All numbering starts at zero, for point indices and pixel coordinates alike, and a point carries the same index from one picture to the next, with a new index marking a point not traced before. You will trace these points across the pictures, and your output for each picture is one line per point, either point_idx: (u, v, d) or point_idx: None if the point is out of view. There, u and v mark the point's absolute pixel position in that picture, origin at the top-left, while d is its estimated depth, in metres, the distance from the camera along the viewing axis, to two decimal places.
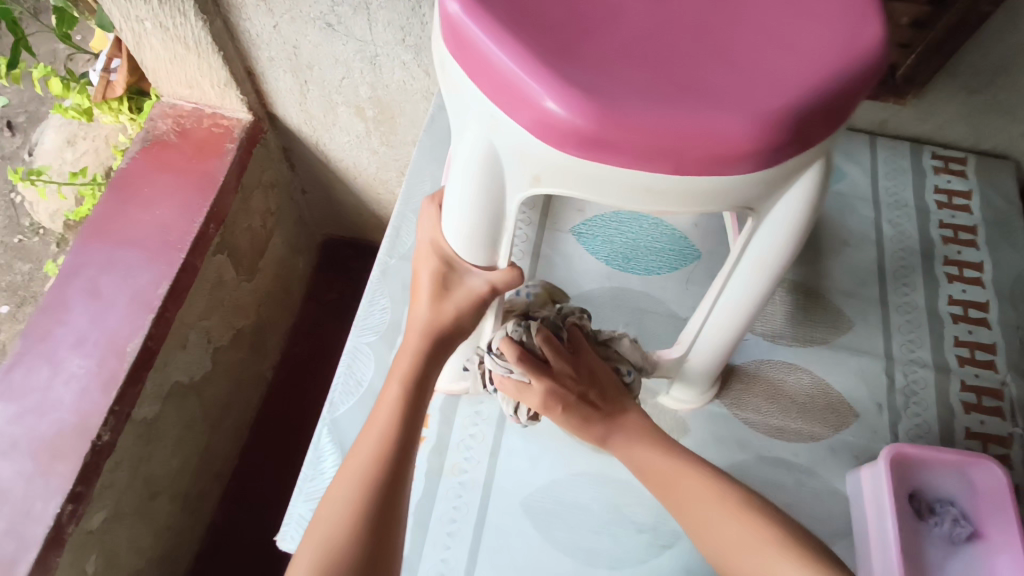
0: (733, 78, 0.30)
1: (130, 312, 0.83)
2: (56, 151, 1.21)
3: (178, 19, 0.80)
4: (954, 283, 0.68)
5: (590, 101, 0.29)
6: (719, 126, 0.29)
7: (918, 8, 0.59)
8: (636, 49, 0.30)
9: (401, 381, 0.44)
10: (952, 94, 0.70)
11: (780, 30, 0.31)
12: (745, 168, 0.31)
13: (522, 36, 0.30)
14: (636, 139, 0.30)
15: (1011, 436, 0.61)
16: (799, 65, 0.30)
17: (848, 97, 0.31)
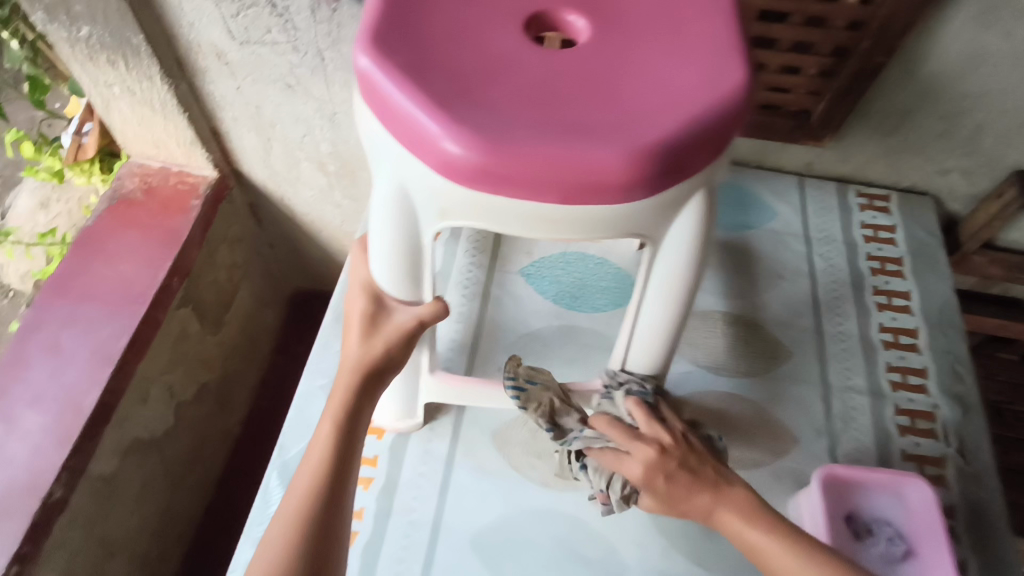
0: (611, 117, 0.33)
1: (90, 366, 0.83)
2: (28, 213, 1.23)
3: (144, 83, 0.84)
4: (884, 311, 0.72)
5: (482, 141, 0.32)
6: (603, 158, 0.32)
7: (821, 59, 0.65)
8: (525, 94, 0.34)
9: (331, 420, 0.45)
10: (869, 136, 0.75)
11: (659, 74, 0.35)
12: (630, 195, 0.34)
13: (425, 86, 0.33)
14: (527, 173, 0.33)
15: (945, 457, 0.64)
16: (672, 104, 0.34)
17: (722, 129, 0.34)
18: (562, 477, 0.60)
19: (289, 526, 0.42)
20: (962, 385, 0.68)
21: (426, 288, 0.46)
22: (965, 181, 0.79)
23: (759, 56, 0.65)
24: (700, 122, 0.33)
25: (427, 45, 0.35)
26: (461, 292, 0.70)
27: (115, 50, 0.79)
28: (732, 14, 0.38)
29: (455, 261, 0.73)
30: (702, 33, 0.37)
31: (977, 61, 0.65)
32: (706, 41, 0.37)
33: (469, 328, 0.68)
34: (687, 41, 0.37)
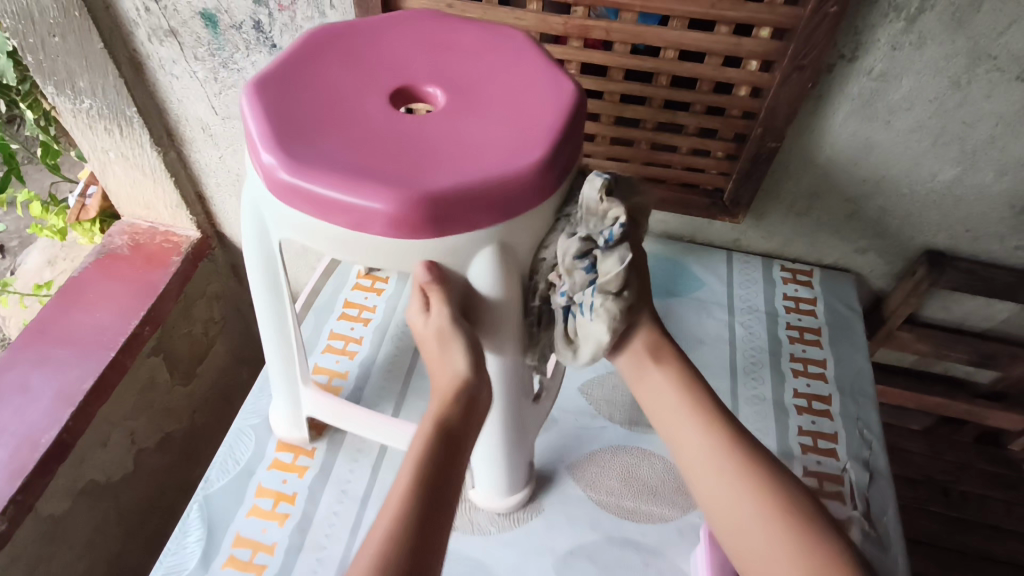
0: (437, 170, 0.42)
1: (53, 406, 0.88)
2: (32, 268, 1.32)
3: (137, 150, 0.94)
4: (798, 377, 0.76)
5: (329, 186, 0.41)
6: (386, 203, 0.41)
7: (725, 144, 0.73)
8: (375, 151, 0.43)
9: (412, 459, 0.43)
10: (783, 215, 0.82)
11: (468, 144, 0.43)
12: (451, 230, 0.43)
13: (276, 128, 0.43)
14: (327, 201, 0.42)
15: (850, 519, 0.65)
16: (490, 161, 0.42)
17: (502, 198, 0.42)
18: (470, 522, 0.63)
19: (397, 519, 0.39)
20: (871, 451, 0.70)
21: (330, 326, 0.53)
22: (882, 260, 0.85)
23: (668, 139, 0.74)
24: (476, 188, 0.41)
25: (307, 112, 0.44)
26: (397, 345, 0.75)
27: (112, 120, 0.90)
28: (564, 92, 0.47)
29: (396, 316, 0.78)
30: (534, 105, 0.46)
31: (866, 149, 0.72)
32: (536, 112, 0.45)
33: (401, 379, 0.73)
34: (520, 112, 0.45)
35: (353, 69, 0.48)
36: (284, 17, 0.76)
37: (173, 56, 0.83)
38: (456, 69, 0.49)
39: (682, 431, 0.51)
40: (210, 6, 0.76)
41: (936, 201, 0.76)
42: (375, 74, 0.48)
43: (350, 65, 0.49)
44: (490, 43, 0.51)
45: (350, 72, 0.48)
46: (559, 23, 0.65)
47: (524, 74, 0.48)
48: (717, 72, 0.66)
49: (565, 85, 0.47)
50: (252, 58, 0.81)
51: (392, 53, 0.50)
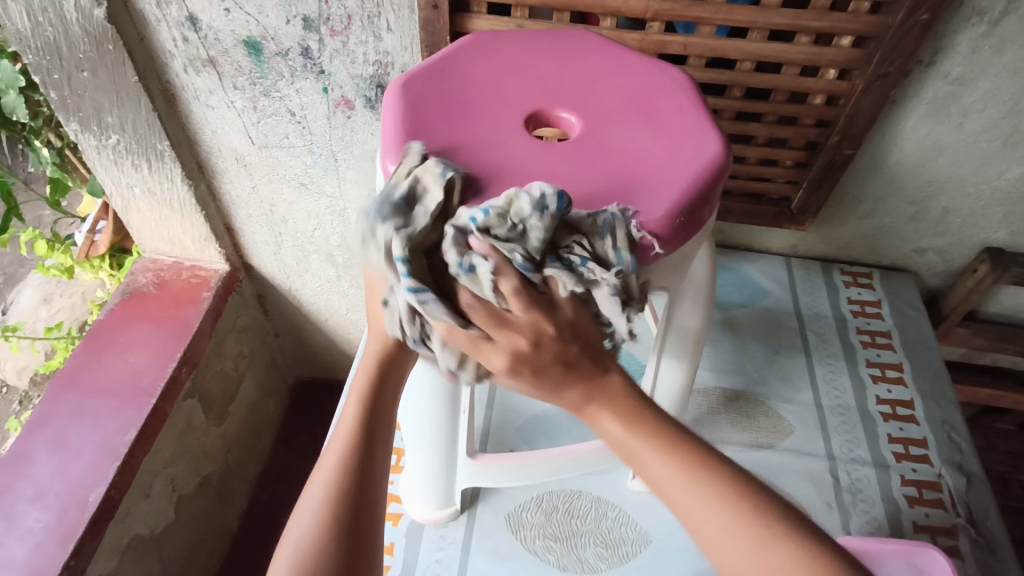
0: (513, 204, 0.38)
1: (96, 461, 0.83)
2: (30, 308, 1.25)
3: (166, 184, 0.90)
4: (879, 384, 0.75)
5: (412, 174, 0.39)
6: (476, 228, 0.37)
7: (796, 153, 0.72)
8: (476, 166, 0.40)
9: (357, 395, 0.45)
10: (845, 219, 0.81)
11: (584, 187, 0.40)
12: (499, 270, 0.38)
13: (408, 122, 0.42)
14: (420, 207, 0.39)
15: (956, 527, 0.64)
16: (568, 214, 0.38)
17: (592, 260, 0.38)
18: (579, 560, 0.60)
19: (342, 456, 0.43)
20: (963, 455, 0.69)
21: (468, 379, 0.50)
22: (940, 258, 0.85)
23: (738, 151, 0.73)
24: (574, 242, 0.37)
25: (438, 105, 0.43)
26: None
27: (140, 155, 0.86)
28: (696, 176, 0.40)
29: None
30: (655, 176, 0.40)
31: (935, 152, 0.72)
32: (652, 186, 0.39)
33: (483, 413, 0.70)
34: (635, 179, 0.40)
35: (501, 83, 0.45)
36: (335, 42, 0.73)
37: (210, 86, 0.80)
38: (595, 98, 0.45)
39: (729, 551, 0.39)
40: (255, 34, 0.74)
41: (1001, 199, 0.76)
42: (521, 90, 0.45)
43: (503, 72, 0.46)
44: (658, 83, 0.46)
45: (495, 87, 0.45)
46: (634, 39, 0.63)
47: (673, 137, 0.42)
48: (796, 81, 0.65)
49: (702, 172, 0.40)
50: (296, 85, 0.78)
51: (549, 69, 0.47)
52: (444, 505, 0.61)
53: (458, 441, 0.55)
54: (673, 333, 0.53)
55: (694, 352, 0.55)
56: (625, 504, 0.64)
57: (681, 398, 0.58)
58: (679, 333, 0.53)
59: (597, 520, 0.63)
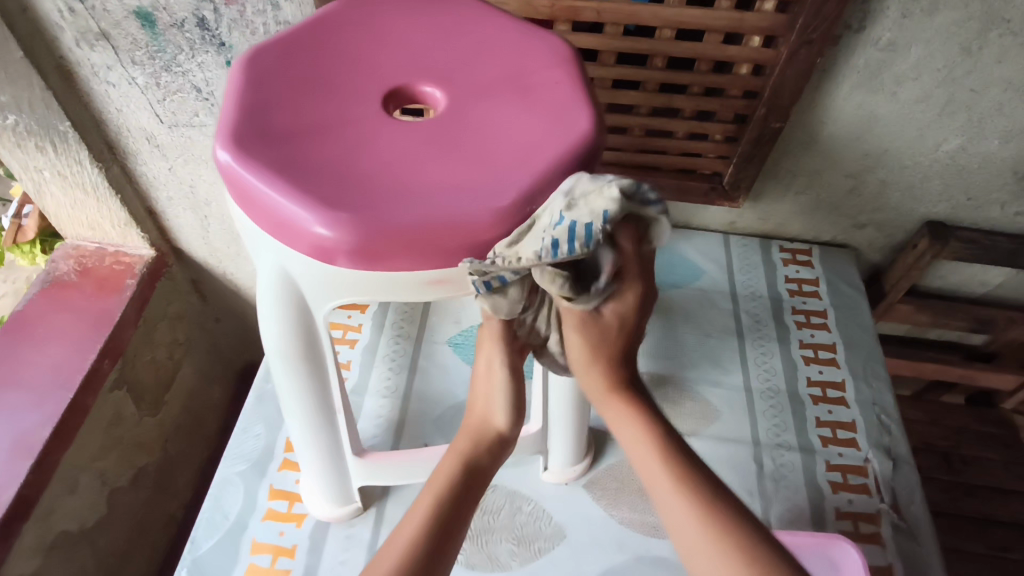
0: (345, 187, 0.33)
1: (9, 459, 0.79)
2: None
3: (75, 167, 0.85)
4: (810, 365, 0.73)
5: (236, 156, 0.34)
6: (299, 212, 0.32)
7: (725, 126, 0.69)
8: (310, 142, 0.35)
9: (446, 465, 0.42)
10: (782, 193, 0.79)
11: (433, 161, 0.34)
12: (336, 264, 0.33)
13: (242, 96, 0.37)
14: (243, 192, 0.34)
15: (880, 512, 0.62)
16: (408, 196, 0.32)
17: (435, 246, 0.32)
18: (489, 558, 0.58)
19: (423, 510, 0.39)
20: (891, 437, 0.68)
21: (333, 392, 0.44)
22: (881, 234, 0.82)
23: (665, 124, 0.69)
24: (410, 227, 0.32)
25: (283, 76, 0.38)
26: (387, 370, 0.69)
27: (43, 136, 0.80)
28: (563, 149, 0.35)
29: (383, 334, 0.72)
30: (515, 150, 0.35)
31: (870, 123, 0.69)
32: (512, 161, 0.34)
33: (397, 404, 0.67)
34: (495, 154, 0.34)
35: (360, 51, 0.40)
36: (231, 11, 0.70)
37: (108, 61, 0.75)
38: (465, 69, 0.40)
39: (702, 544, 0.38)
40: (145, 4, 0.69)
41: (939, 171, 0.73)
42: (381, 59, 0.40)
43: (368, 41, 0.41)
44: (537, 51, 0.41)
45: (352, 56, 0.40)
46: (545, 6, 0.59)
47: (546, 107, 0.37)
48: (718, 50, 0.61)
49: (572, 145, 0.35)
50: (198, 59, 0.75)
51: (420, 35, 0.42)
52: (341, 503, 0.58)
53: (342, 447, 0.51)
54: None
55: None
56: (540, 498, 0.62)
57: (577, 397, 0.55)
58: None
59: (511, 514, 0.61)
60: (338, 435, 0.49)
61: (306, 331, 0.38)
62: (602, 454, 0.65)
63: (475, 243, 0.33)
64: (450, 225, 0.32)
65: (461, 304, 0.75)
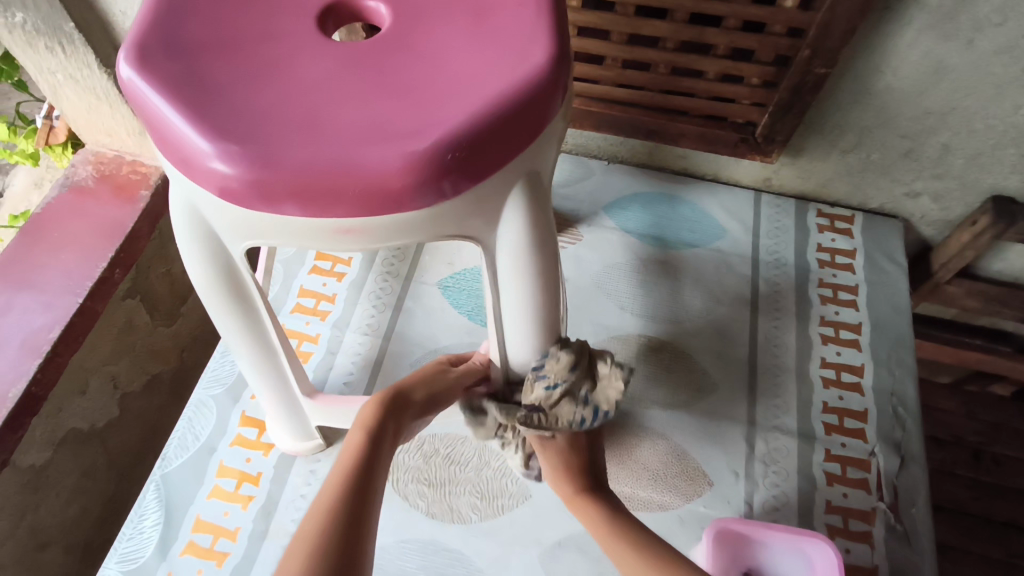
0: (249, 120, 0.30)
1: (18, 357, 0.82)
2: (21, 192, 1.15)
3: (85, 72, 0.84)
4: (828, 345, 0.66)
5: (140, 73, 0.31)
6: (194, 141, 0.30)
7: (762, 68, 0.60)
8: (222, 63, 0.32)
9: (362, 426, 0.46)
10: (825, 151, 0.70)
11: (352, 95, 0.31)
12: (237, 203, 0.31)
13: (159, 5, 0.34)
14: (143, 112, 0.31)
15: (874, 511, 0.58)
16: (315, 136, 0.29)
17: (339, 192, 0.29)
18: (449, 509, 0.57)
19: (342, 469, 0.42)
20: (904, 432, 0.62)
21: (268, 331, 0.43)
22: (937, 205, 0.72)
23: (692, 63, 0.61)
24: (311, 168, 0.29)
25: None
26: (371, 307, 0.67)
27: (51, 37, 0.79)
28: (499, 95, 0.31)
29: (372, 270, 0.69)
30: (444, 89, 0.31)
31: (937, 76, 0.59)
32: (437, 103, 0.31)
33: (377, 342, 0.65)
34: (423, 95, 0.31)
35: None
36: None
37: None
38: None
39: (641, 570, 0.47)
40: None
41: (1016, 138, 0.62)
42: None
43: None
44: None
45: None
46: None
47: (493, 45, 0.33)
48: None
49: (511, 91, 0.31)
50: None
51: None
52: (298, 437, 0.57)
53: (288, 383, 0.49)
54: (509, 314, 0.42)
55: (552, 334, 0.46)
56: None
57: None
58: (516, 313, 0.42)
59: (478, 468, 0.59)
60: (284, 373, 0.48)
61: (226, 267, 0.37)
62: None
63: (386, 192, 0.30)
64: (356, 169, 0.29)
65: (456, 247, 0.71)
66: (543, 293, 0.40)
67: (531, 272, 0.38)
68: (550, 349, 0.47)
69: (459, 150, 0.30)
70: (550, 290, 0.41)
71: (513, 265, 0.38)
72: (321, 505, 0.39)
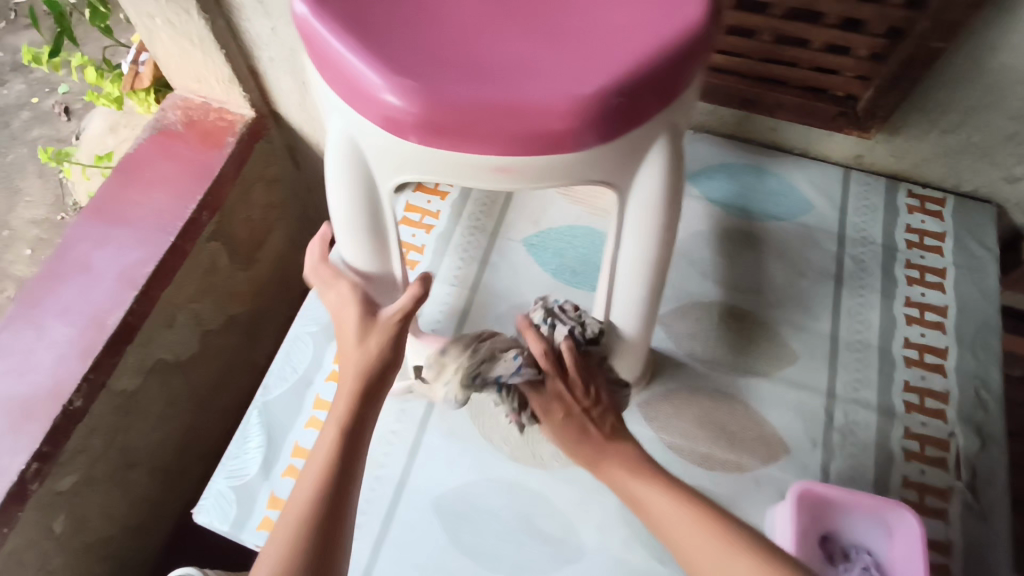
0: (420, 57, 0.32)
1: (116, 288, 0.86)
2: (98, 136, 1.17)
3: (183, 17, 0.84)
4: (912, 325, 0.66)
5: (316, 10, 0.33)
6: (369, 74, 0.32)
7: (874, 41, 0.58)
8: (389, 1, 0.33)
9: (343, 398, 0.47)
10: (925, 130, 0.68)
11: (517, 36, 0.32)
12: (403, 136, 0.33)
13: None
14: (317, 46, 0.33)
15: (951, 489, 0.58)
16: (484, 75, 0.31)
17: (504, 130, 0.31)
18: (531, 455, 0.60)
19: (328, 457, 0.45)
20: (986, 415, 0.62)
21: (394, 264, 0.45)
22: None
23: (800, 31, 0.59)
24: (480, 106, 0.31)
25: None
26: (459, 260, 0.69)
27: None
28: (661, 44, 0.32)
29: (459, 224, 0.71)
30: (604, 34, 0.32)
31: None
32: (598, 48, 0.32)
33: (464, 292, 0.68)
34: (583, 39, 0.32)
35: None
36: None
37: None
38: None
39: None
40: None
41: None
42: None
43: None
44: None
45: None
46: None
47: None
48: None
49: (672, 41, 0.32)
50: None
51: None
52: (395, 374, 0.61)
53: None
54: (626, 260, 0.44)
55: (656, 291, 0.48)
56: None
57: (637, 324, 0.51)
58: (635, 264, 0.44)
59: None
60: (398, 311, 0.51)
61: (372, 200, 0.39)
62: (661, 377, 0.64)
63: (546, 133, 0.31)
64: (521, 108, 0.31)
65: (543, 206, 0.72)
66: (662, 245, 0.42)
67: (658, 221, 0.40)
68: (652, 303, 0.49)
69: (619, 97, 0.31)
70: (667, 241, 0.42)
71: (643, 216, 0.40)
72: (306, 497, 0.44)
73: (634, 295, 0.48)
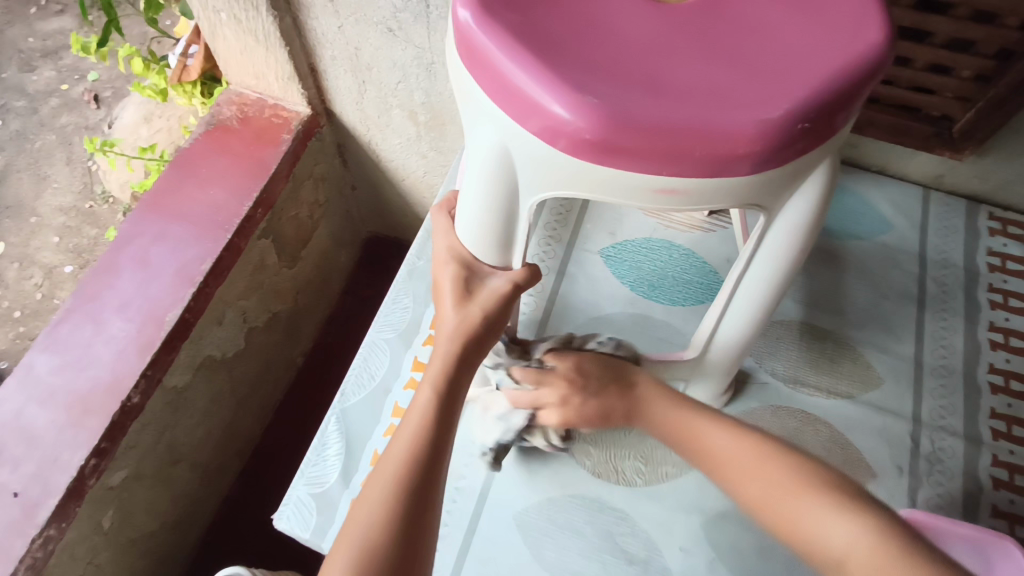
0: (598, 74, 0.31)
1: (173, 283, 0.83)
2: (131, 125, 1.13)
3: (250, 12, 0.78)
4: (996, 351, 0.65)
5: (484, 21, 0.33)
6: (546, 89, 0.31)
7: (981, 62, 0.57)
8: (559, 16, 0.33)
9: (432, 381, 0.43)
10: (1015, 153, 0.67)
11: (694, 58, 0.32)
12: (569, 153, 0.33)
13: None
14: (484, 57, 0.33)
15: None
16: (666, 95, 0.31)
17: (682, 151, 0.31)
18: (615, 471, 0.59)
19: (419, 432, 0.42)
20: None
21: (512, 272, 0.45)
22: None
23: (904, 51, 0.59)
24: (662, 126, 0.30)
25: None
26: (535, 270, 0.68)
27: None
28: (839, 70, 0.31)
29: (534, 235, 0.70)
30: (782, 60, 0.32)
31: None
32: (778, 74, 0.31)
33: (541, 303, 0.67)
34: (761, 64, 0.32)
35: None
36: None
37: None
38: None
39: (802, 525, 0.44)
40: None
41: None
42: None
43: None
44: None
45: None
46: None
47: (819, 19, 0.33)
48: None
49: (851, 67, 0.32)
50: None
51: None
52: None
53: None
54: (749, 283, 0.44)
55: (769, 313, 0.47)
56: None
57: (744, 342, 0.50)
58: (760, 286, 0.43)
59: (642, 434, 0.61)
60: None
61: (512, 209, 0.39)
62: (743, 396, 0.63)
63: (724, 156, 0.31)
64: (704, 131, 0.30)
65: (618, 217, 0.71)
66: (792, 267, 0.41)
67: (797, 246, 0.39)
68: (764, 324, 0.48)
69: (801, 123, 0.31)
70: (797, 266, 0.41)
71: (784, 238, 0.39)
72: (396, 473, 0.40)
73: (745, 315, 0.47)
